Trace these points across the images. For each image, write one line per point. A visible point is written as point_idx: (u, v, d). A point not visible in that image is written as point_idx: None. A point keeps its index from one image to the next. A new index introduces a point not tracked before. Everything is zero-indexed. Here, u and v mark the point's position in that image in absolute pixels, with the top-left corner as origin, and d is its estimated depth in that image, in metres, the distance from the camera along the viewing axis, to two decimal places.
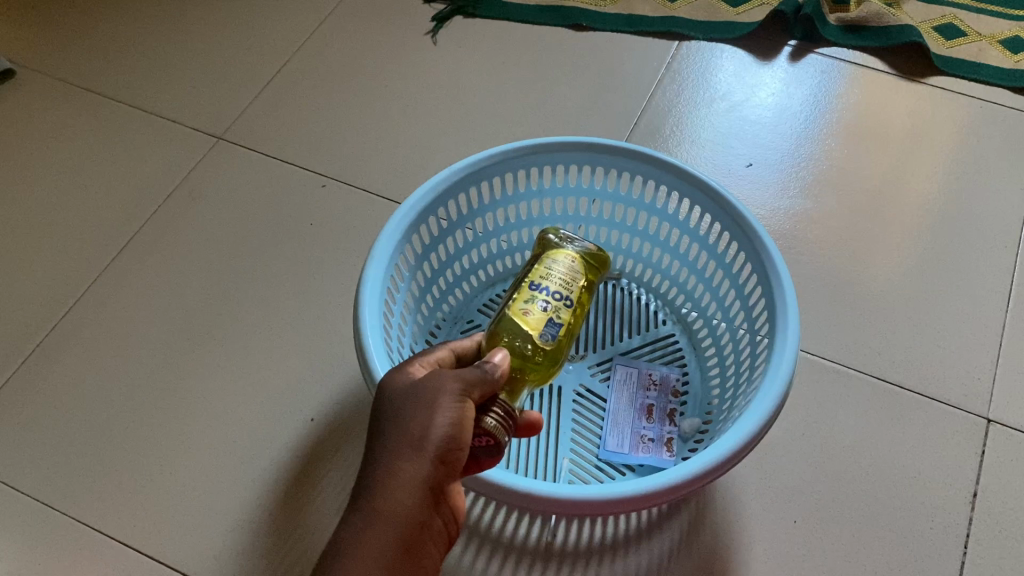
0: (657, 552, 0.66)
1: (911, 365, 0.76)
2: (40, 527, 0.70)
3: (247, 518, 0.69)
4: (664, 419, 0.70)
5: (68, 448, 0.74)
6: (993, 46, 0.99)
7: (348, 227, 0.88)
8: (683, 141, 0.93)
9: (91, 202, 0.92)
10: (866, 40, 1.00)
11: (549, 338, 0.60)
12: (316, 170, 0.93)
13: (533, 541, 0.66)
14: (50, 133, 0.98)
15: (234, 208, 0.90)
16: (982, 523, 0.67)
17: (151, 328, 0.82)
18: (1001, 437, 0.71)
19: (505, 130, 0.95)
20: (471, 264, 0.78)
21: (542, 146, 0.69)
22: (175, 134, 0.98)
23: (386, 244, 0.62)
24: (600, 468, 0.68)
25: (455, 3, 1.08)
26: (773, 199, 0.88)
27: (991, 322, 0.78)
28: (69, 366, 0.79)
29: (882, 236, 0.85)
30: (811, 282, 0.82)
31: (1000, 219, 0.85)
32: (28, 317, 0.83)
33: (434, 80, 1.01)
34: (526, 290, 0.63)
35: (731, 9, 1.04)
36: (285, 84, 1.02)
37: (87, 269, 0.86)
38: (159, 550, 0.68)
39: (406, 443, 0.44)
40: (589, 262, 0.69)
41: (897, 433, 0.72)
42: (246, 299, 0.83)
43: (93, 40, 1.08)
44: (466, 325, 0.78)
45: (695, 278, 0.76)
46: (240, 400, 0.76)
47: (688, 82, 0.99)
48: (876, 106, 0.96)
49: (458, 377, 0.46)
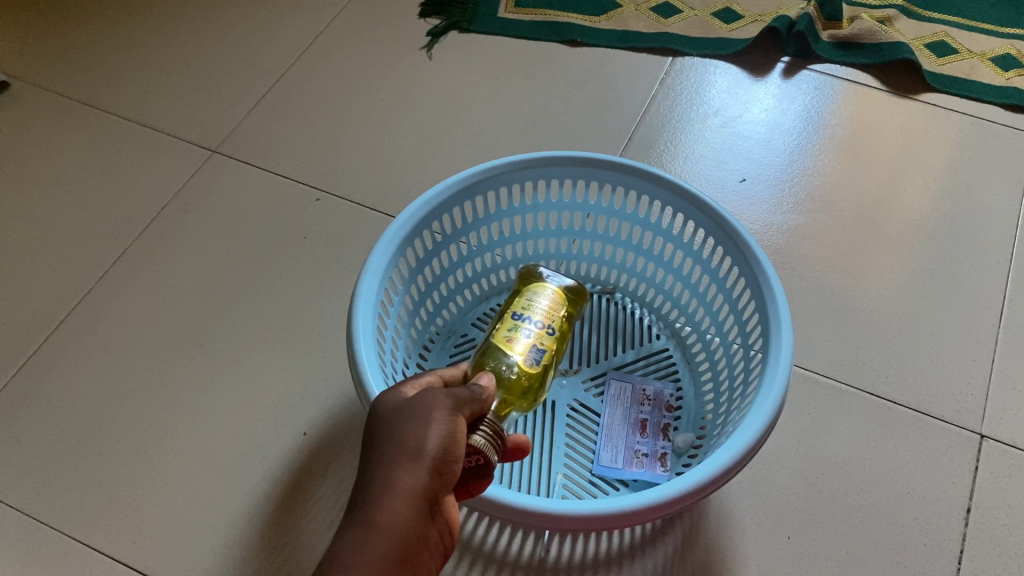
0: (651, 567, 0.65)
1: (906, 382, 0.76)
2: (27, 542, 0.69)
3: (237, 531, 0.68)
4: (659, 433, 0.69)
5: (57, 461, 0.73)
6: (983, 63, 0.99)
7: (341, 240, 0.87)
8: (677, 157, 0.93)
9: (85, 213, 0.91)
10: (859, 57, 1.01)
11: (534, 362, 0.61)
12: (309, 183, 0.93)
13: (527, 556, 0.65)
14: (44, 145, 0.98)
15: (226, 222, 0.90)
16: (978, 539, 0.67)
17: (143, 339, 0.81)
18: (994, 452, 0.71)
19: (498, 144, 0.95)
20: (466, 278, 0.78)
21: (534, 160, 0.69)
22: (169, 147, 0.97)
23: (378, 260, 0.62)
24: (593, 483, 0.68)
25: (451, 18, 1.09)
26: (768, 214, 0.88)
27: (984, 338, 0.78)
28: (57, 380, 0.78)
29: (874, 252, 0.85)
30: (803, 296, 0.82)
31: (992, 234, 0.86)
32: (20, 328, 0.82)
33: (428, 93, 1.01)
34: (509, 320, 0.63)
35: (726, 26, 1.05)
36: (280, 98, 1.02)
37: (80, 280, 0.86)
38: (146, 564, 0.67)
39: (402, 455, 0.43)
40: (569, 296, 0.70)
41: (892, 448, 0.72)
42: (239, 311, 0.82)
43: (85, 53, 1.08)
44: (460, 339, 0.77)
45: (691, 294, 0.75)
46: (230, 414, 0.75)
47: (683, 97, 0.99)
48: (869, 121, 0.96)
49: (450, 393, 0.46)
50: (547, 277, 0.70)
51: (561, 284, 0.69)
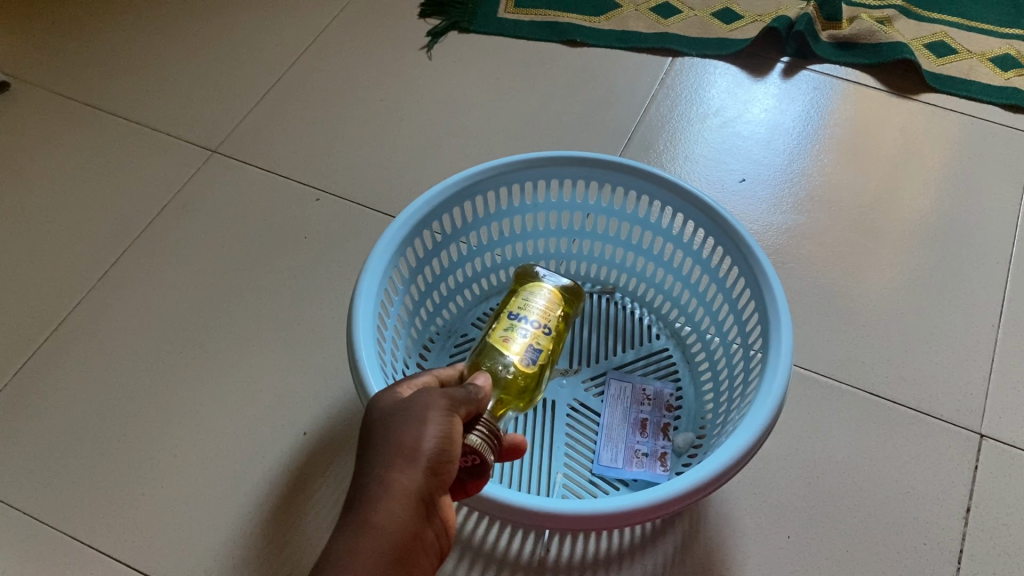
0: (651, 566, 0.65)
1: (905, 381, 0.76)
2: (27, 543, 0.69)
3: (238, 531, 0.68)
4: (659, 433, 0.70)
5: (57, 461, 0.73)
6: (983, 63, 0.99)
7: (341, 240, 0.87)
8: (677, 157, 0.93)
9: (85, 214, 0.91)
10: (859, 57, 1.01)
11: (530, 361, 0.61)
12: (310, 183, 0.93)
13: (527, 556, 0.65)
14: (44, 146, 0.98)
15: (226, 222, 0.90)
16: (977, 539, 0.67)
17: (143, 339, 0.81)
18: (993, 451, 0.71)
19: (498, 144, 0.95)
20: (466, 278, 0.78)
21: (534, 161, 0.69)
22: (169, 147, 0.97)
23: (378, 260, 0.62)
24: (593, 483, 0.68)
25: (451, 19, 1.09)
26: (768, 214, 0.88)
27: (984, 338, 0.78)
28: (57, 381, 0.78)
29: (874, 252, 0.85)
30: (803, 296, 0.82)
31: (991, 234, 0.86)
32: (21, 329, 0.82)
33: (428, 93, 1.01)
34: (505, 319, 0.63)
35: (725, 26, 1.05)
36: (280, 98, 1.02)
37: (80, 281, 0.86)
38: (147, 564, 0.67)
39: (398, 456, 0.43)
40: (565, 296, 0.70)
41: (891, 448, 0.72)
42: (239, 311, 0.82)
43: (85, 53, 1.08)
44: (460, 339, 0.77)
45: (691, 294, 0.75)
46: (230, 414, 0.75)
47: (682, 97, 0.99)
48: (869, 121, 0.96)
49: (445, 394, 0.46)
50: (544, 278, 0.70)
51: (557, 284, 0.70)
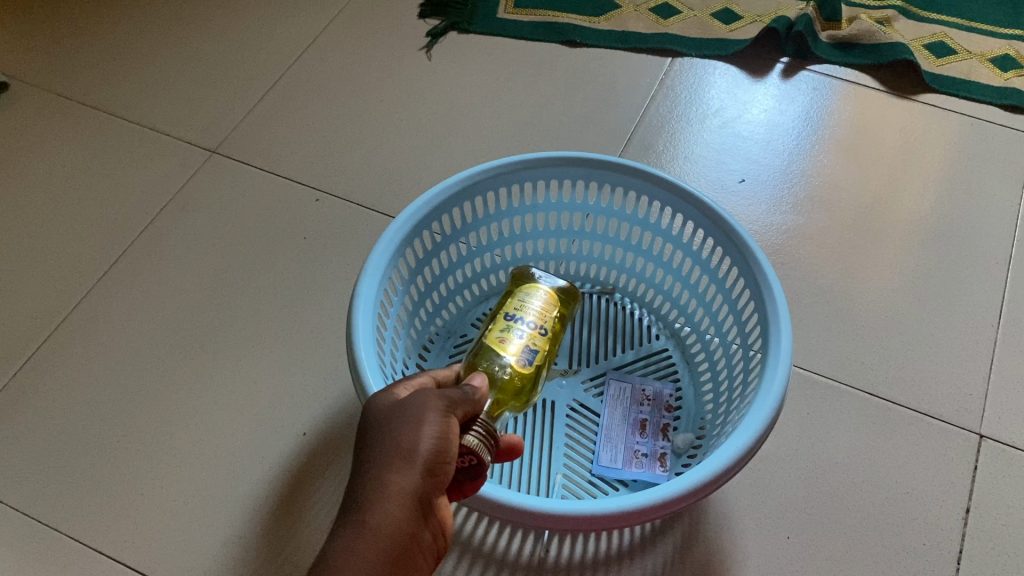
0: (651, 566, 0.65)
1: (905, 381, 0.76)
2: (26, 543, 0.69)
3: (237, 531, 0.68)
4: (658, 433, 0.70)
5: (56, 462, 0.73)
6: (982, 63, 0.99)
7: (341, 241, 0.87)
8: (676, 157, 0.93)
9: (85, 214, 0.91)
10: (858, 58, 1.01)
11: (526, 362, 0.61)
12: (309, 184, 0.93)
13: (526, 556, 0.65)
14: (43, 146, 0.98)
15: (226, 222, 0.90)
16: (977, 538, 0.67)
17: (143, 340, 0.81)
18: (993, 451, 0.71)
19: (498, 145, 0.95)
20: (466, 278, 0.78)
21: (534, 161, 0.69)
22: (169, 147, 0.97)
23: (378, 261, 0.62)
24: (593, 483, 0.68)
25: (450, 19, 1.09)
26: (767, 214, 0.88)
27: (983, 338, 0.78)
28: (57, 381, 0.78)
29: (874, 253, 0.85)
30: (803, 296, 0.82)
31: (990, 234, 0.86)
32: (20, 329, 0.82)
33: (427, 94, 1.01)
34: (502, 320, 0.63)
35: (725, 27, 1.05)
36: (279, 98, 1.02)
37: (80, 281, 0.86)
38: (146, 565, 0.67)
39: (395, 457, 0.43)
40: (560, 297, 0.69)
41: (891, 448, 0.72)
42: (238, 311, 0.82)
43: (85, 53, 1.08)
44: (459, 339, 0.77)
45: (690, 294, 0.75)
46: (230, 414, 0.75)
47: (682, 98, 0.99)
48: (868, 122, 0.96)
49: (442, 395, 0.46)
50: (541, 278, 0.70)
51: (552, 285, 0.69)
